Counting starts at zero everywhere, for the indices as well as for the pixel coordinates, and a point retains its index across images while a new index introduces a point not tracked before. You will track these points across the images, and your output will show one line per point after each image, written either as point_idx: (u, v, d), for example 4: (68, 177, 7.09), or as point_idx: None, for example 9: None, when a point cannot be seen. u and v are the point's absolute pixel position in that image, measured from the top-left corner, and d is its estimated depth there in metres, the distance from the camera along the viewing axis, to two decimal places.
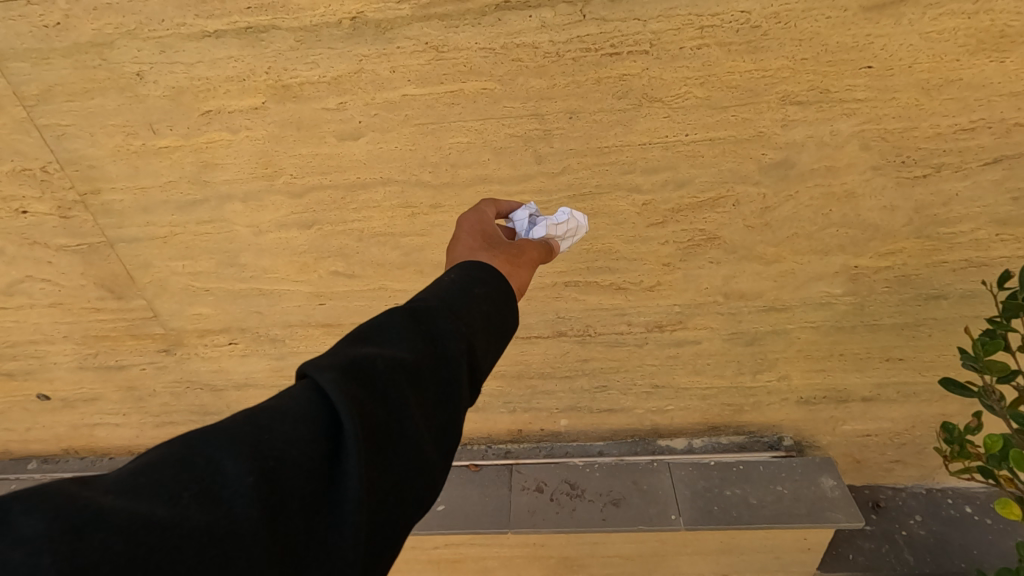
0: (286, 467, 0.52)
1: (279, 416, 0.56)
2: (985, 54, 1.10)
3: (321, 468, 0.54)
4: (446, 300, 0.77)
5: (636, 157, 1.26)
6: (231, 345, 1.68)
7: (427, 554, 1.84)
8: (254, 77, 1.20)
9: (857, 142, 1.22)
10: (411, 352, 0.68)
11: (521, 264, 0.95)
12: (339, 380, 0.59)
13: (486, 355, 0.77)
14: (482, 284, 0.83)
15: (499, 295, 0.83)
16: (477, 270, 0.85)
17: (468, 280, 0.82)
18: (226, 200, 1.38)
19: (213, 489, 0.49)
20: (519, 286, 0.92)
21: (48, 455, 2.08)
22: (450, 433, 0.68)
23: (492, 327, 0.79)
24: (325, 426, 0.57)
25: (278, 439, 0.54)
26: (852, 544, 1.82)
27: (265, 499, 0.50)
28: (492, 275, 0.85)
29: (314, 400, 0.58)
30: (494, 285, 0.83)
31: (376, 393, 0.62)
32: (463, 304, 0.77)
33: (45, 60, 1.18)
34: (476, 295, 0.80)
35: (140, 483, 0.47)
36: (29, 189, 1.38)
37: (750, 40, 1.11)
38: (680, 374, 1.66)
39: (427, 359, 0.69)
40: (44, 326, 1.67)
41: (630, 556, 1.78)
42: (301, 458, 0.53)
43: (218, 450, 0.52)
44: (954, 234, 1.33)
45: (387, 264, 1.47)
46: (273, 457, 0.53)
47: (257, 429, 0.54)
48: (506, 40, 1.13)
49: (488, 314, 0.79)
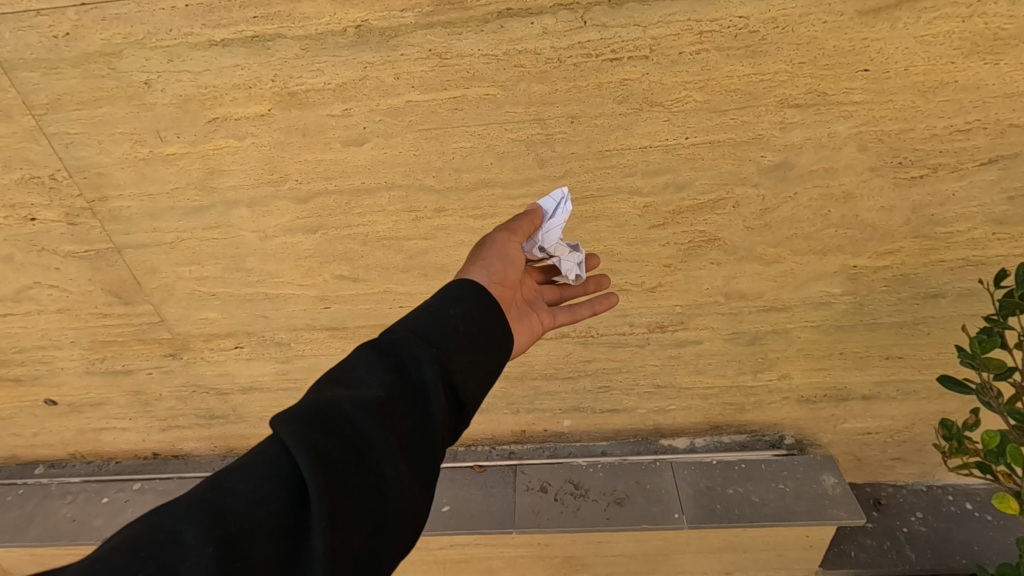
0: (248, 531, 0.58)
1: (243, 477, 0.62)
2: (979, 56, 1.12)
3: (285, 527, 0.59)
4: (421, 327, 0.82)
5: (637, 160, 1.28)
6: (237, 349, 1.69)
7: (433, 554, 1.85)
8: (260, 85, 1.21)
9: (854, 144, 1.24)
10: (381, 386, 0.73)
11: (490, 258, 1.01)
12: (299, 432, 0.64)
13: (471, 375, 0.81)
14: (461, 302, 0.87)
15: (482, 309, 0.87)
16: (453, 289, 0.89)
17: (445, 301, 0.87)
18: (233, 205, 1.39)
19: (172, 563, 0.54)
20: (490, 277, 0.98)
21: (55, 460, 2.09)
22: (431, 462, 0.72)
23: (475, 343, 0.83)
24: (289, 481, 0.62)
25: (240, 505, 0.59)
26: (854, 542, 1.84)
27: (224, 566, 0.55)
28: (462, 286, 0.90)
29: (280, 455, 0.64)
30: (474, 301, 0.87)
31: (343, 437, 0.66)
32: (437, 329, 0.82)
33: (55, 70, 1.20)
34: (455, 316, 0.84)
35: (101, 568, 0.53)
36: (37, 197, 1.40)
37: (748, 45, 1.13)
38: (682, 374, 1.67)
39: (400, 391, 0.73)
40: (52, 332, 1.69)
41: (634, 555, 1.79)
42: (265, 519, 0.59)
43: (179, 522, 0.57)
44: (951, 234, 1.35)
45: (391, 268, 1.48)
46: (233, 523, 0.57)
47: (219, 495, 0.59)
48: (508, 47, 1.15)
49: (468, 335, 0.83)
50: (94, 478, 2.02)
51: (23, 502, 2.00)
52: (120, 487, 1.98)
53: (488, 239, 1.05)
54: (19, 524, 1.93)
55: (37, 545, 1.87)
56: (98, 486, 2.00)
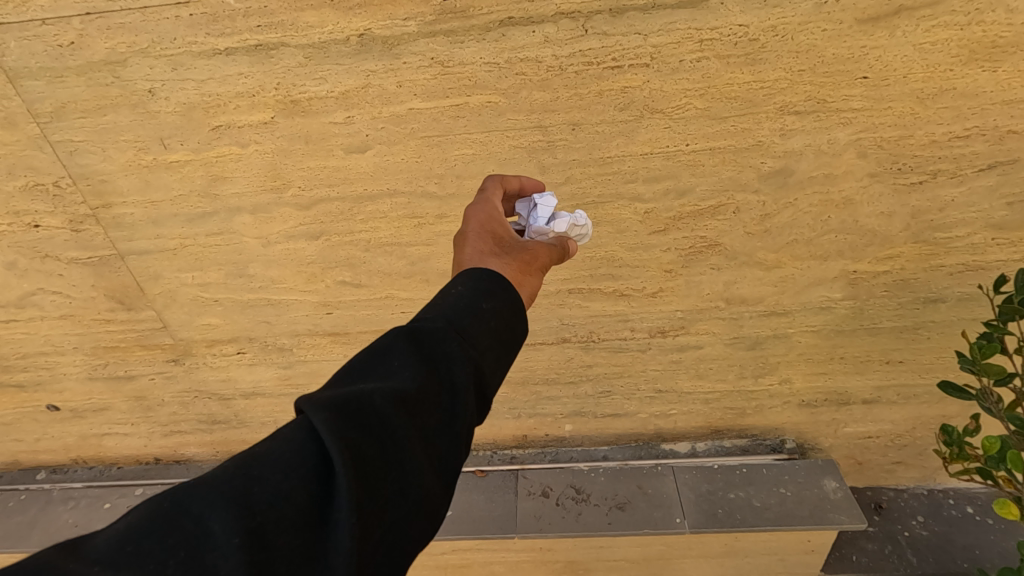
0: (274, 522, 0.57)
1: (270, 467, 0.60)
2: (978, 63, 1.12)
3: (309, 521, 0.58)
4: (453, 320, 0.80)
5: (638, 167, 1.29)
6: (239, 355, 1.70)
7: (435, 559, 1.85)
8: (262, 92, 1.22)
9: (854, 150, 1.24)
10: (413, 380, 0.71)
11: (532, 271, 0.97)
12: (331, 423, 0.62)
13: (496, 373, 0.80)
14: (493, 297, 0.85)
15: (511, 304, 0.85)
16: (486, 281, 0.87)
17: (477, 294, 0.84)
18: (235, 212, 1.40)
19: (199, 553, 0.53)
20: (529, 294, 0.94)
21: (57, 465, 2.09)
22: (455, 460, 0.71)
23: (502, 341, 0.82)
24: (316, 474, 0.61)
25: (266, 495, 0.58)
26: (855, 546, 1.84)
27: (250, 558, 0.54)
28: (499, 284, 0.87)
29: (309, 445, 0.62)
30: (505, 297, 0.86)
31: (372, 431, 0.65)
32: (470, 324, 0.80)
33: (60, 79, 1.21)
34: (486, 311, 0.82)
35: (129, 552, 0.53)
36: (42, 204, 1.40)
37: (748, 53, 1.14)
38: (683, 379, 1.68)
39: (431, 387, 0.72)
40: (55, 338, 1.69)
41: (636, 560, 1.80)
42: (291, 513, 0.58)
43: (206, 509, 0.56)
44: (951, 239, 1.35)
45: (392, 274, 1.49)
46: (259, 514, 0.57)
47: (247, 483, 0.59)
48: (510, 55, 1.16)
49: (497, 333, 0.82)
50: (96, 483, 2.02)
51: (25, 508, 2.00)
52: (122, 493, 1.98)
53: (525, 246, 0.99)
54: (21, 529, 1.93)
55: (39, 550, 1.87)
56: (100, 491, 2.00)
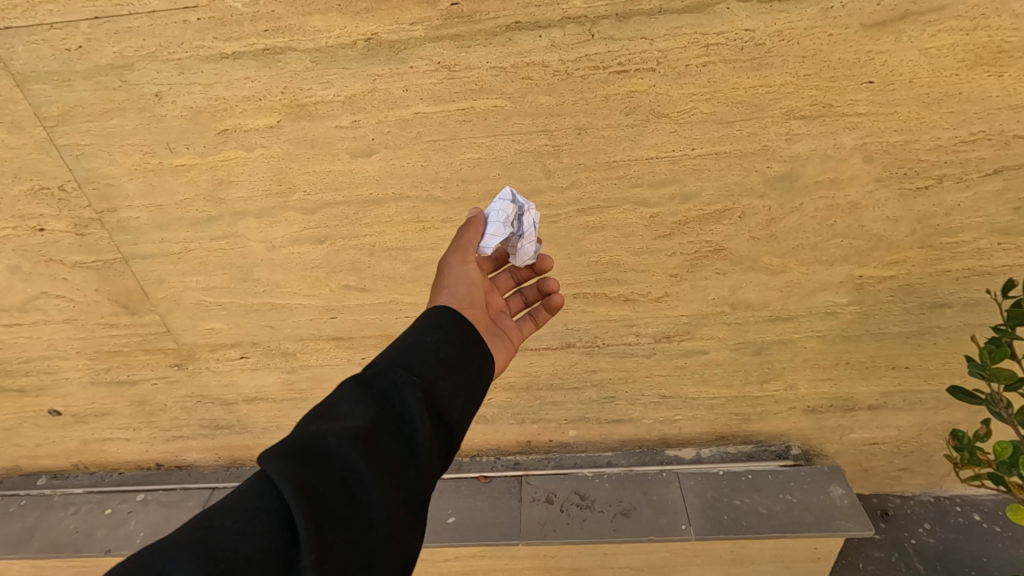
0: (239, 567, 0.58)
1: (233, 515, 0.62)
2: (983, 68, 1.13)
3: (274, 562, 0.60)
4: (404, 356, 0.82)
5: (644, 171, 1.29)
6: (242, 360, 1.69)
7: (438, 567, 1.84)
8: (269, 96, 1.22)
9: (860, 155, 1.24)
10: (366, 418, 0.72)
11: (454, 282, 1.01)
12: (285, 468, 0.65)
13: (457, 398, 0.80)
14: (439, 328, 0.87)
15: (459, 332, 0.87)
16: (433, 316, 0.89)
17: (424, 329, 0.86)
18: (240, 216, 1.40)
19: None
20: (458, 300, 0.99)
21: (58, 470, 2.08)
22: (420, 488, 0.71)
23: (458, 367, 0.83)
24: (277, 516, 0.63)
25: (229, 542, 0.60)
26: (862, 553, 1.82)
27: None
28: (443, 317, 0.89)
29: (268, 492, 0.64)
30: (451, 325, 0.87)
31: (329, 470, 0.66)
32: (420, 358, 0.81)
33: (67, 82, 1.21)
34: (434, 342, 0.84)
35: None
36: (47, 208, 1.40)
37: (754, 58, 1.14)
38: (687, 384, 1.67)
39: (387, 421, 0.73)
40: (58, 342, 1.69)
41: (641, 567, 1.78)
42: (254, 555, 0.59)
43: (170, 562, 0.57)
44: (957, 244, 1.35)
45: (397, 278, 1.48)
46: (224, 559, 0.58)
47: (211, 532, 0.61)
48: (517, 59, 1.16)
49: (450, 359, 0.83)
50: (97, 489, 2.01)
51: (25, 514, 1.98)
52: (123, 498, 1.97)
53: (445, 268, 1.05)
54: (22, 536, 1.92)
55: (39, 556, 1.86)
56: (101, 497, 1.99)
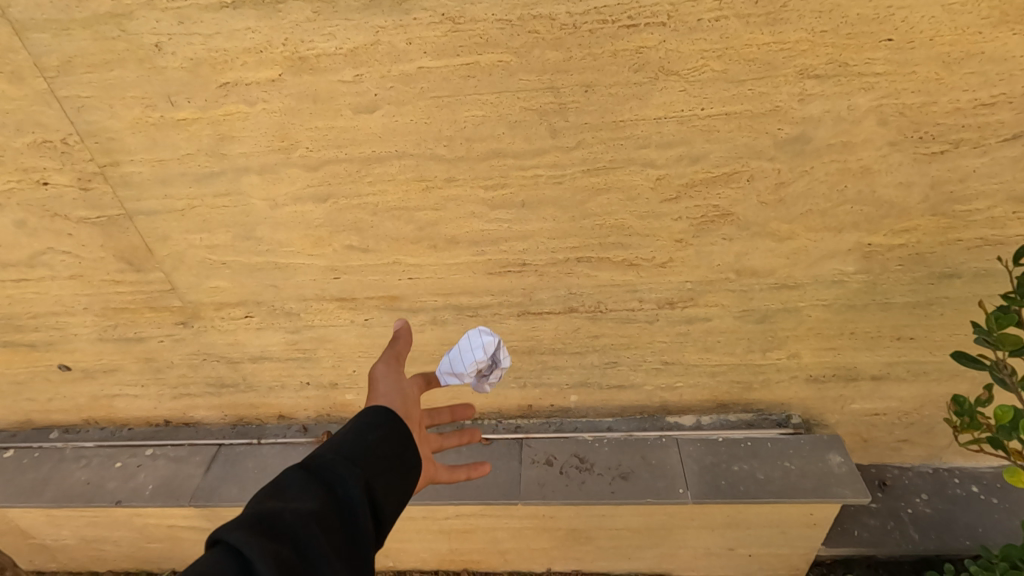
0: None
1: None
2: (1009, 26, 1.08)
3: None
4: (344, 445, 0.86)
5: (651, 131, 1.26)
6: (247, 319, 1.70)
7: (438, 524, 1.88)
8: (270, 48, 1.20)
9: (875, 117, 1.21)
10: (314, 500, 0.76)
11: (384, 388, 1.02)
12: (241, 541, 0.67)
13: (393, 495, 0.85)
14: (379, 426, 0.91)
15: (399, 433, 0.92)
16: (373, 416, 0.93)
17: (364, 425, 0.90)
18: (243, 172, 1.39)
19: None
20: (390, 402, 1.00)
21: (70, 425, 2.12)
22: (364, 563, 0.75)
23: (397, 469, 0.88)
24: None
25: None
26: (857, 521, 1.86)
27: None
28: (383, 417, 0.93)
29: (219, 565, 0.66)
30: (391, 425, 0.92)
31: (280, 545, 0.69)
32: (361, 452, 0.85)
33: (65, 31, 1.19)
34: (375, 437, 0.88)
35: None
36: (49, 161, 1.40)
37: (769, 12, 1.10)
38: (689, 351, 1.67)
39: (332, 507, 0.77)
40: (65, 298, 1.71)
41: (638, 529, 1.82)
42: None
43: None
44: (970, 212, 1.32)
45: (401, 239, 1.48)
46: None
47: None
48: (522, 11, 1.13)
49: (390, 457, 0.88)
50: (107, 443, 2.05)
51: (38, 466, 2.02)
52: (133, 452, 2.01)
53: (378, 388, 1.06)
54: (36, 486, 1.97)
55: (53, 506, 1.92)
56: (112, 451, 2.03)
